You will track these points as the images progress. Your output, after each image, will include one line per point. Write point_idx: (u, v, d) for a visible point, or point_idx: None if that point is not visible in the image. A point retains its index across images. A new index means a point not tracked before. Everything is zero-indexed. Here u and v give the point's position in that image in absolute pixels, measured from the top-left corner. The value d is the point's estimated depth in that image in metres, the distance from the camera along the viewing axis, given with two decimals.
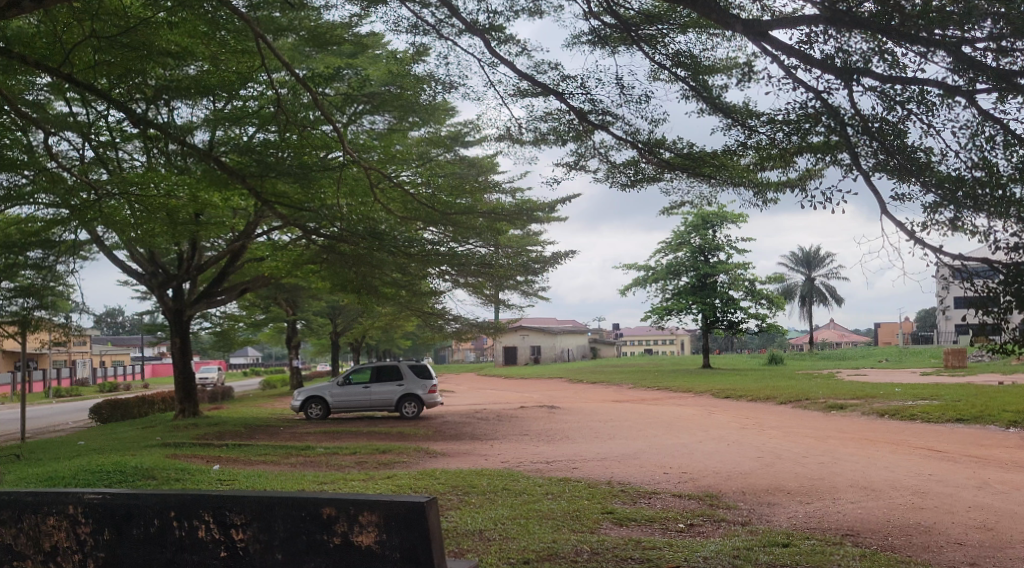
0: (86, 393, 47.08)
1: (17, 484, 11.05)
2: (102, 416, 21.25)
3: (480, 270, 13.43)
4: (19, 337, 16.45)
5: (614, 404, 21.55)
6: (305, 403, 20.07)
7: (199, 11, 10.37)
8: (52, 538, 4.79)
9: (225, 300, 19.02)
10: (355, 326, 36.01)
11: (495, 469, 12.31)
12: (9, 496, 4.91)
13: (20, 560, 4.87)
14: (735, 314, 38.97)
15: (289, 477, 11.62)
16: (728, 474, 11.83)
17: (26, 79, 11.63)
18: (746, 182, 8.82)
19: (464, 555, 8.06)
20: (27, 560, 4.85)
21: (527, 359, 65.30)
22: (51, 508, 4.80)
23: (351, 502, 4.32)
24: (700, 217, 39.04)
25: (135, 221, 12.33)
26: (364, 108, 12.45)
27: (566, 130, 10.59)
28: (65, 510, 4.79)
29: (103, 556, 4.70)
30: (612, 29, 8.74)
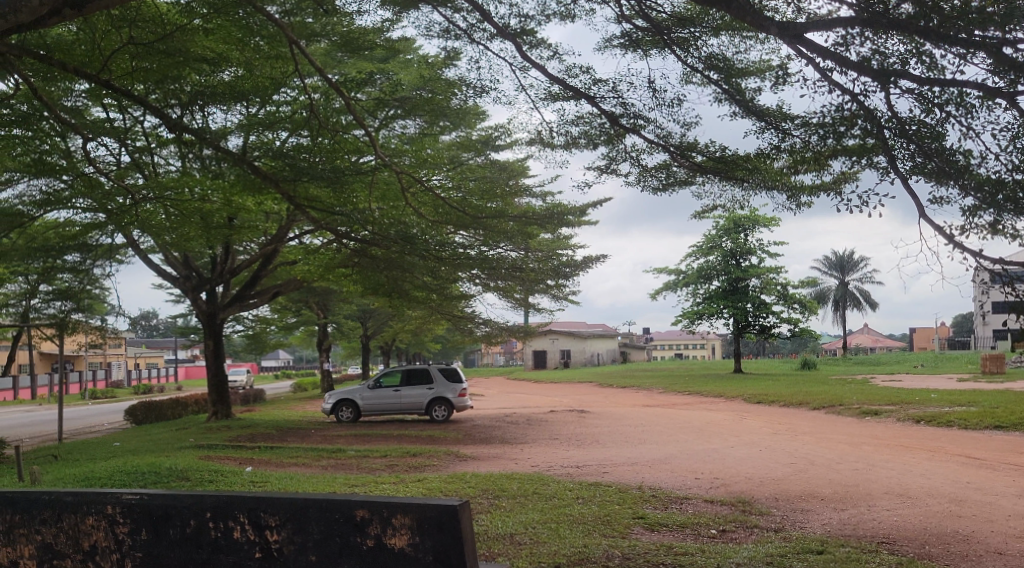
0: (121, 394, 47.98)
1: (55, 484, 11.22)
2: (137, 417, 21.55)
3: (511, 274, 13.35)
4: (55, 339, 16.70)
5: (644, 409, 21.47)
6: (336, 406, 20.24)
7: (233, 17, 10.45)
8: (91, 537, 4.86)
9: (257, 304, 19.19)
10: (386, 329, 36.18)
11: (526, 473, 12.31)
12: (49, 496, 4.97)
13: (59, 560, 4.92)
14: (767, 319, 38.70)
15: (321, 479, 11.72)
16: (761, 479, 11.73)
17: (64, 86, 11.80)
18: (779, 185, 8.74)
19: (494, 559, 8.06)
20: (67, 559, 4.91)
21: (556, 363, 65.27)
22: (90, 508, 4.87)
23: (384, 504, 4.33)
24: (731, 221, 38.80)
25: (170, 225, 12.50)
26: (397, 112, 12.41)
27: (597, 133, 10.58)
28: (103, 510, 4.85)
29: (140, 556, 4.74)
30: (645, 32, 8.72)
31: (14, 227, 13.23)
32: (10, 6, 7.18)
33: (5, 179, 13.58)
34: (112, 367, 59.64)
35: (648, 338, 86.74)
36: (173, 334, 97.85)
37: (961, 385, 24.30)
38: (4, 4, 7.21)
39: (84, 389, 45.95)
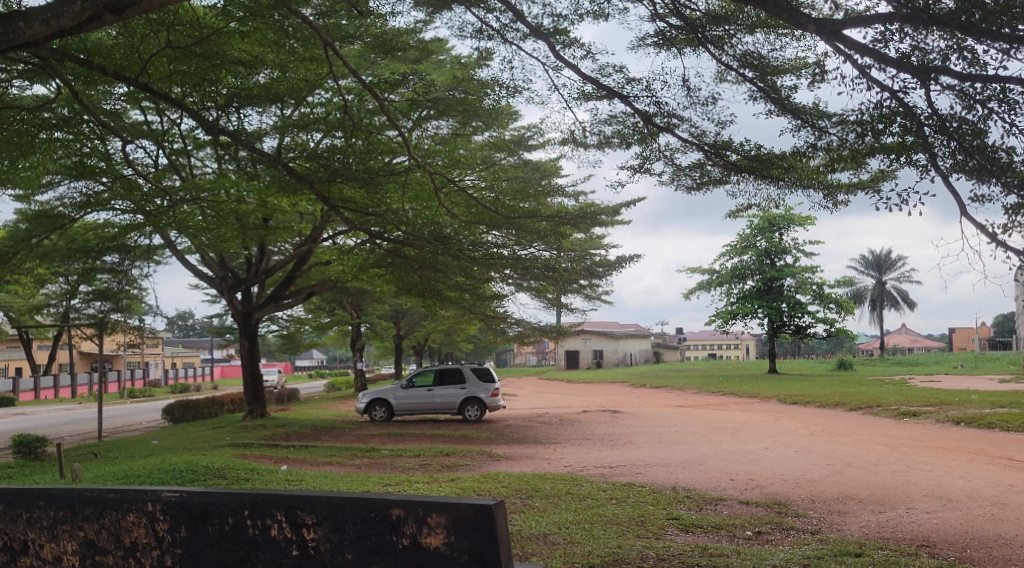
0: (159, 393, 48.64)
1: (94, 482, 11.40)
2: (174, 416, 21.85)
3: (543, 274, 13.12)
4: (94, 339, 16.96)
5: (677, 409, 21.34)
6: (370, 405, 20.34)
7: (269, 21, 10.43)
8: (132, 534, 4.93)
9: (292, 304, 19.38)
10: (419, 329, 36.26)
11: (559, 473, 12.30)
12: (91, 493, 5.05)
13: (101, 556, 5.00)
14: (802, 319, 38.33)
15: (355, 479, 11.78)
16: (796, 481, 11.61)
17: (104, 89, 11.99)
18: (815, 184, 8.70)
19: (528, 559, 8.06)
20: (108, 555, 4.98)
21: (589, 362, 65.16)
22: (131, 505, 4.94)
23: (420, 503, 4.35)
24: (766, 220, 38.48)
25: (207, 226, 12.67)
26: (429, 112, 12.24)
27: (631, 133, 10.55)
28: (144, 508, 4.91)
29: (180, 553, 4.80)
30: (679, 31, 8.67)
31: (54, 229, 13.48)
32: (53, 11, 7.33)
33: (46, 181, 13.82)
34: (150, 366, 60.56)
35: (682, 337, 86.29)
36: (209, 334, 98.97)
37: (1002, 386, 23.91)
38: (47, 9, 7.35)
39: (126, 388, 46.63)
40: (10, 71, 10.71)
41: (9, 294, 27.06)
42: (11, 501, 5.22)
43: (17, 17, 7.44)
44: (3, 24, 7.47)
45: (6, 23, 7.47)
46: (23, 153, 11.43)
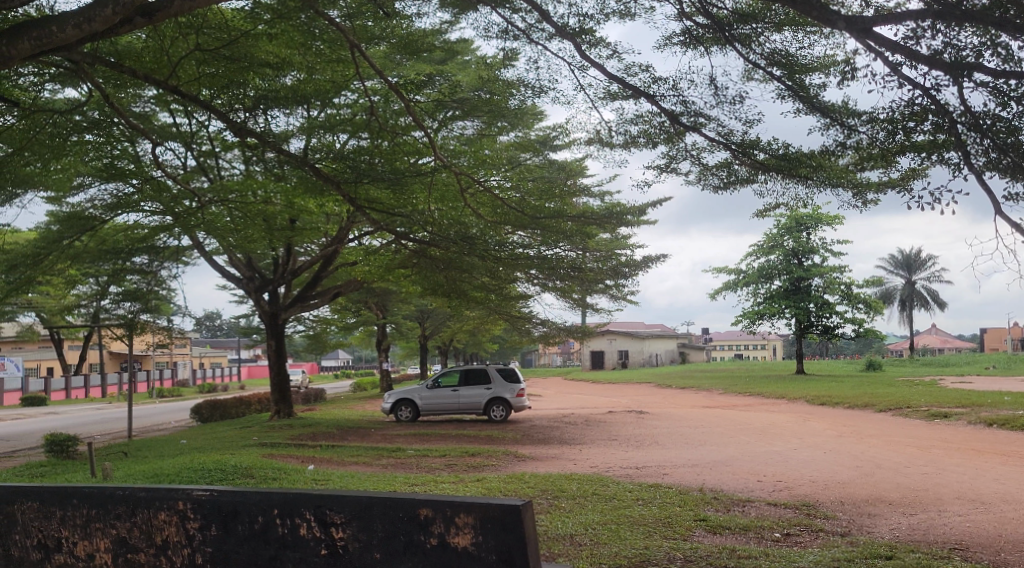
0: (187, 393, 48.99)
1: (125, 481, 11.53)
2: (202, 416, 22.06)
3: (570, 274, 13.15)
4: (124, 339, 17.15)
5: (703, 409, 21.25)
6: (395, 405, 20.42)
7: (296, 23, 10.47)
8: (164, 532, 4.97)
9: (318, 304, 19.49)
10: (444, 329, 36.35)
11: (585, 473, 12.28)
12: (123, 491, 5.09)
13: (133, 553, 5.04)
14: (830, 319, 38.02)
15: (382, 478, 11.81)
16: (825, 483, 11.51)
17: (133, 92, 12.11)
18: (844, 182, 8.64)
19: (555, 559, 8.05)
20: (140, 553, 5.02)
21: (614, 363, 64.99)
22: (162, 503, 4.98)
23: (447, 503, 4.37)
24: (793, 219, 38.19)
25: (234, 227, 12.77)
26: (455, 113, 12.32)
27: (657, 133, 10.51)
28: (175, 506, 4.95)
29: (211, 552, 4.83)
30: (706, 29, 8.62)
31: (85, 230, 13.66)
32: (85, 16, 7.31)
33: (77, 183, 13.99)
34: (178, 366, 61.21)
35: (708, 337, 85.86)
36: (236, 335, 99.80)
37: None
38: (80, 14, 7.33)
39: (155, 388, 47.05)
40: (42, 74, 10.84)
41: (41, 295, 27.47)
42: (45, 499, 5.29)
43: (49, 21, 7.44)
44: (35, 29, 7.46)
45: (39, 29, 7.47)
46: (54, 155, 11.58)
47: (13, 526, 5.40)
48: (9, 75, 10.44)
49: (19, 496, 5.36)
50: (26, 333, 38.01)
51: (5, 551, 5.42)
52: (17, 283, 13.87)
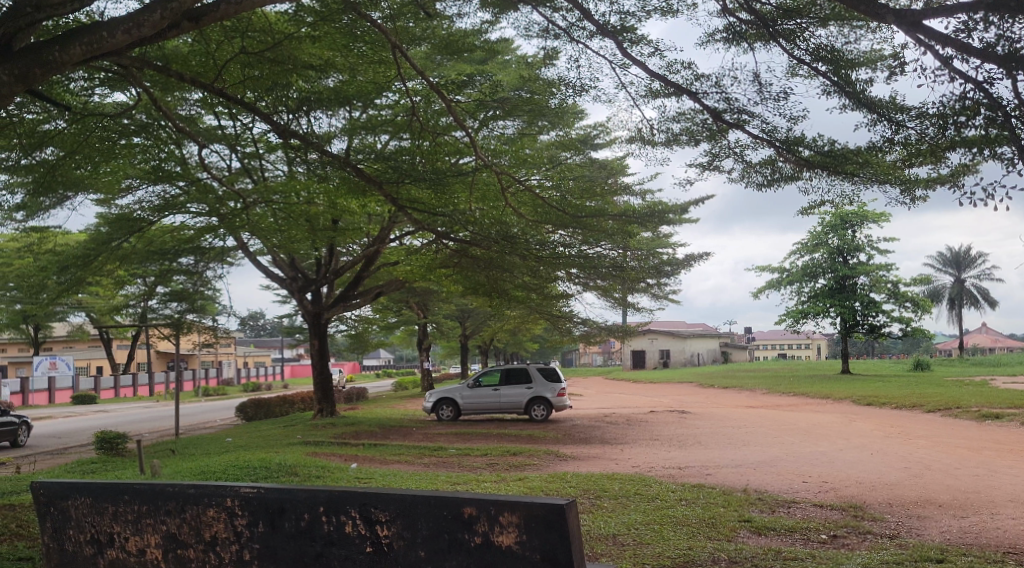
0: (232, 392, 49.52)
1: (172, 478, 11.73)
2: (247, 415, 22.40)
3: (612, 273, 13.10)
4: (171, 339, 17.45)
5: (747, 409, 21.05)
6: (436, 404, 20.49)
7: (339, 24, 10.57)
8: (212, 528, 5.04)
9: (360, 304, 19.70)
10: (485, 328, 36.45)
11: (627, 473, 12.23)
12: (172, 488, 5.17)
13: (183, 549, 5.12)
14: (877, 318, 37.48)
15: (424, 477, 11.86)
16: (873, 484, 11.33)
17: (179, 96, 12.31)
18: (890, 179, 8.48)
19: (598, 559, 8.02)
20: (190, 549, 5.10)
21: (656, 362, 64.64)
22: (211, 500, 5.05)
23: (492, 502, 4.38)
24: (838, 217, 37.59)
25: (278, 228, 12.94)
26: (497, 112, 12.29)
27: (699, 130, 10.42)
28: (223, 503, 5.02)
29: (259, 548, 4.89)
30: (749, 25, 8.53)
31: (133, 232, 13.93)
32: (135, 22, 7.40)
33: (124, 185, 14.25)
34: (223, 365, 62.26)
35: (751, 336, 85.00)
36: (279, 335, 100.84)
37: None
38: (129, 19, 7.43)
39: (200, 387, 47.71)
40: (91, 79, 11.05)
41: (90, 295, 28.10)
42: (97, 494, 5.40)
43: (100, 27, 7.50)
44: (86, 35, 7.52)
45: (89, 34, 7.53)
46: (103, 158, 11.81)
47: (66, 521, 5.51)
48: (60, 80, 10.66)
49: (72, 492, 5.47)
50: (74, 333, 38.76)
51: (60, 546, 5.54)
52: (68, 284, 14.21)
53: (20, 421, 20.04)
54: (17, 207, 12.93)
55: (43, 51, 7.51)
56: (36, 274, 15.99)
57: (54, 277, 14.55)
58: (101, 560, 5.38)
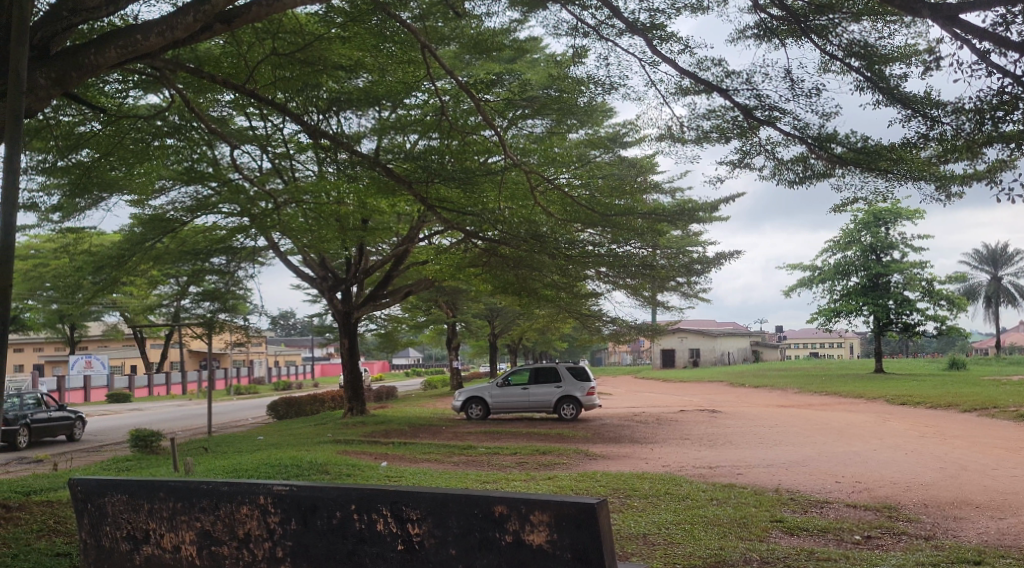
0: (263, 391, 49.93)
1: (206, 476, 11.86)
2: (278, 413, 22.60)
3: (641, 271, 13.07)
4: (204, 338, 17.64)
5: (779, 409, 20.85)
6: (465, 403, 20.54)
7: (369, 25, 10.62)
8: (246, 525, 5.08)
9: (389, 303, 19.79)
10: (514, 328, 36.46)
11: (657, 472, 12.16)
12: (207, 485, 5.23)
13: (217, 546, 5.17)
14: (911, 316, 36.98)
15: (453, 476, 11.88)
16: (907, 485, 11.17)
17: (211, 97, 12.44)
18: (925, 176, 8.34)
19: (629, 559, 7.98)
20: (223, 546, 5.14)
21: (686, 362, 64.28)
22: (244, 497, 5.09)
23: (523, 501, 4.37)
24: (871, 214, 37.12)
25: (309, 227, 13.04)
26: (526, 111, 12.26)
27: (730, 127, 10.33)
28: (256, 500, 5.05)
29: (291, 545, 4.93)
30: (781, 21, 8.45)
31: (166, 232, 14.13)
32: (168, 24, 7.48)
33: (158, 187, 14.44)
34: (254, 364, 62.94)
35: (782, 335, 84.32)
36: (309, 335, 101.44)
37: None
38: (162, 21, 7.50)
39: (233, 386, 48.19)
40: (126, 81, 11.21)
41: (124, 295, 28.56)
42: (133, 491, 5.46)
43: (134, 30, 7.57)
44: (120, 38, 7.58)
45: (124, 37, 7.59)
46: (137, 159, 11.97)
47: (103, 517, 5.59)
48: (95, 83, 10.83)
49: (108, 489, 5.55)
50: (110, 333, 39.36)
51: (97, 542, 5.62)
52: (103, 284, 14.46)
53: (73, 417, 21.14)
54: (53, 209, 13.14)
55: (79, 55, 7.56)
56: (72, 274, 16.27)
57: (91, 277, 14.79)
58: (137, 557, 5.44)
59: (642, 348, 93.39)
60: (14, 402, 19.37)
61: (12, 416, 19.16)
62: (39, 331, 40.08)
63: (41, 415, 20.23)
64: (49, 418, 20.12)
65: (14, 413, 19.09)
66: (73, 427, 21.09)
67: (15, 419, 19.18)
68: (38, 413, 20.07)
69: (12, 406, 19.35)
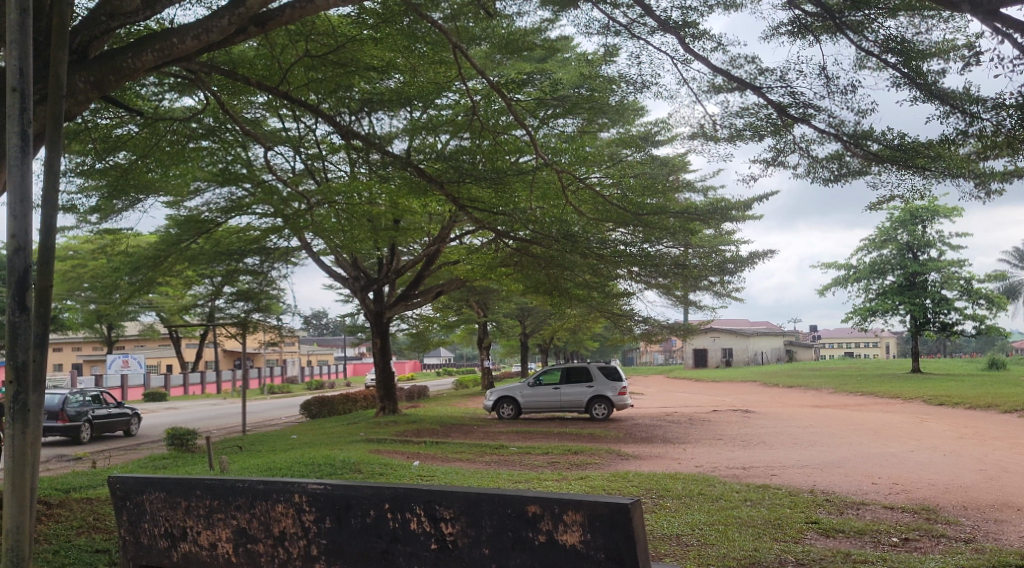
0: (297, 390, 50.36)
1: (241, 474, 11.98)
2: (312, 412, 22.78)
3: (673, 271, 13.04)
4: (238, 338, 17.83)
5: (813, 409, 20.63)
6: (497, 403, 20.57)
7: (400, 26, 10.65)
8: (281, 523, 5.11)
9: (420, 303, 19.86)
10: (545, 327, 36.46)
11: (690, 473, 12.10)
12: (242, 483, 5.27)
13: (253, 543, 5.21)
14: (949, 315, 36.47)
15: (485, 475, 11.91)
16: (946, 487, 11.00)
17: (245, 99, 12.56)
18: (965, 173, 8.19)
19: (662, 559, 7.95)
20: (260, 543, 5.19)
21: (718, 362, 63.85)
22: (279, 496, 5.12)
23: (556, 501, 4.36)
24: (908, 212, 36.60)
25: (341, 228, 13.12)
26: (556, 111, 12.20)
27: (764, 125, 10.23)
28: (291, 499, 5.09)
29: (326, 544, 4.96)
30: (816, 17, 8.35)
31: (201, 233, 14.30)
32: (203, 27, 7.56)
33: (193, 188, 14.62)
34: (288, 364, 63.53)
35: (816, 334, 83.42)
36: (341, 335, 102.01)
37: None
38: (198, 24, 7.58)
39: (267, 385, 48.68)
40: (162, 84, 11.37)
41: (160, 295, 28.97)
42: (171, 489, 5.53)
43: (170, 34, 7.64)
44: (157, 41, 7.66)
45: (160, 41, 7.66)
46: (173, 162, 12.13)
47: (142, 515, 5.65)
48: (132, 86, 10.99)
49: (146, 486, 5.62)
50: (146, 333, 39.97)
51: (135, 539, 5.68)
52: (140, 284, 14.69)
53: (131, 413, 22.09)
54: (91, 210, 13.37)
55: (117, 59, 7.64)
56: (109, 275, 16.52)
57: (128, 278, 15.03)
58: (176, 554, 5.50)
59: (673, 348, 92.88)
60: (76, 399, 20.09)
61: (75, 412, 19.86)
62: (78, 330, 40.79)
63: (101, 411, 21.06)
64: (109, 414, 21.03)
65: (77, 410, 19.79)
66: (130, 423, 22.03)
67: (78, 416, 19.90)
68: (98, 410, 20.81)
69: (74, 403, 20.01)
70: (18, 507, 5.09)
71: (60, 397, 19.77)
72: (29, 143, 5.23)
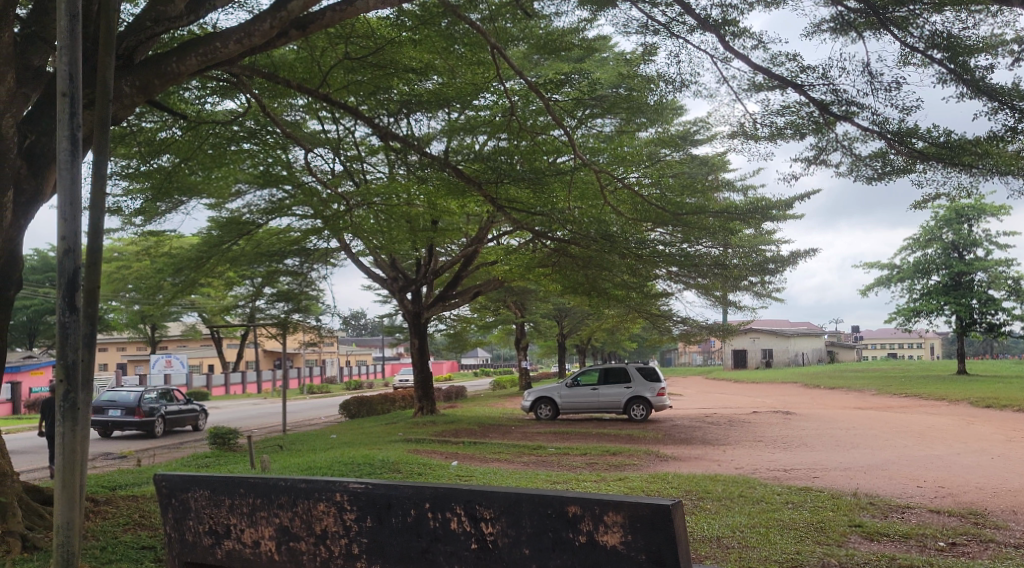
0: (337, 390, 50.80)
1: (281, 473, 12.13)
2: (352, 411, 22.97)
3: (713, 270, 12.96)
4: (279, 338, 18.04)
5: (855, 410, 20.34)
6: (535, 403, 20.58)
7: (439, 28, 10.88)
8: (323, 522, 5.15)
9: (458, 303, 19.93)
10: (584, 327, 36.39)
11: (730, 475, 11.99)
12: (285, 482, 5.32)
13: (295, 541, 5.26)
14: (996, 315, 35.76)
15: (524, 475, 11.92)
16: (994, 491, 10.78)
17: (285, 102, 12.71)
18: (1014, 169, 8.01)
19: (704, 561, 7.89)
20: (301, 542, 5.23)
21: (758, 362, 63.26)
22: (321, 494, 5.16)
23: (596, 501, 4.34)
24: (953, 210, 35.91)
25: (380, 228, 13.30)
26: (594, 111, 12.28)
27: (804, 123, 10.10)
28: (333, 498, 5.13)
29: (367, 542, 4.98)
30: (858, 14, 8.23)
31: (242, 234, 14.50)
32: (245, 32, 7.64)
33: (235, 191, 14.87)
34: (327, 364, 64.12)
35: (857, 334, 82.21)
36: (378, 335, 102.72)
37: None
38: (240, 29, 7.67)
39: (308, 385, 49.20)
40: (204, 88, 11.51)
41: (203, 296, 29.42)
42: (215, 487, 5.59)
43: (213, 39, 7.72)
44: (200, 46, 7.75)
45: (203, 45, 7.74)
46: (214, 164, 12.29)
47: (186, 512, 5.72)
48: (175, 90, 11.17)
49: (191, 484, 5.68)
50: (189, 334, 40.57)
51: (181, 536, 5.75)
52: (183, 284, 14.93)
53: (198, 409, 22.80)
54: (135, 212, 13.60)
55: (161, 64, 7.75)
56: (153, 276, 16.80)
57: (172, 279, 15.28)
58: (219, 551, 5.56)
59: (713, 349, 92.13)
60: (151, 396, 20.73)
61: (150, 408, 20.51)
62: (124, 330, 41.51)
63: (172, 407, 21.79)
64: (179, 410, 21.72)
65: (152, 407, 20.42)
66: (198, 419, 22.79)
67: (152, 412, 20.56)
68: (169, 405, 21.49)
69: (149, 400, 20.67)
70: (68, 504, 5.18)
71: (135, 393, 20.41)
72: (78, 147, 5.31)
